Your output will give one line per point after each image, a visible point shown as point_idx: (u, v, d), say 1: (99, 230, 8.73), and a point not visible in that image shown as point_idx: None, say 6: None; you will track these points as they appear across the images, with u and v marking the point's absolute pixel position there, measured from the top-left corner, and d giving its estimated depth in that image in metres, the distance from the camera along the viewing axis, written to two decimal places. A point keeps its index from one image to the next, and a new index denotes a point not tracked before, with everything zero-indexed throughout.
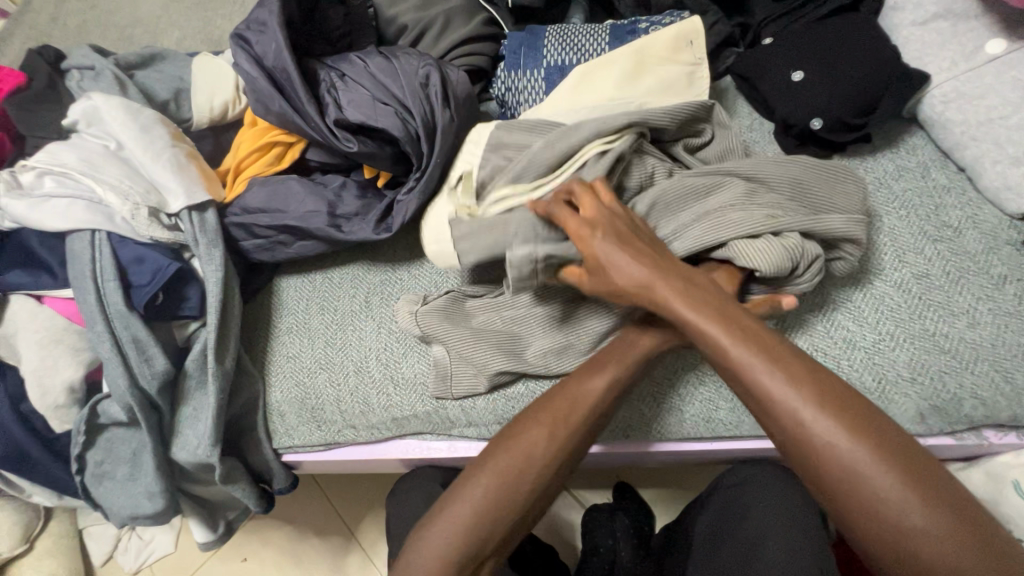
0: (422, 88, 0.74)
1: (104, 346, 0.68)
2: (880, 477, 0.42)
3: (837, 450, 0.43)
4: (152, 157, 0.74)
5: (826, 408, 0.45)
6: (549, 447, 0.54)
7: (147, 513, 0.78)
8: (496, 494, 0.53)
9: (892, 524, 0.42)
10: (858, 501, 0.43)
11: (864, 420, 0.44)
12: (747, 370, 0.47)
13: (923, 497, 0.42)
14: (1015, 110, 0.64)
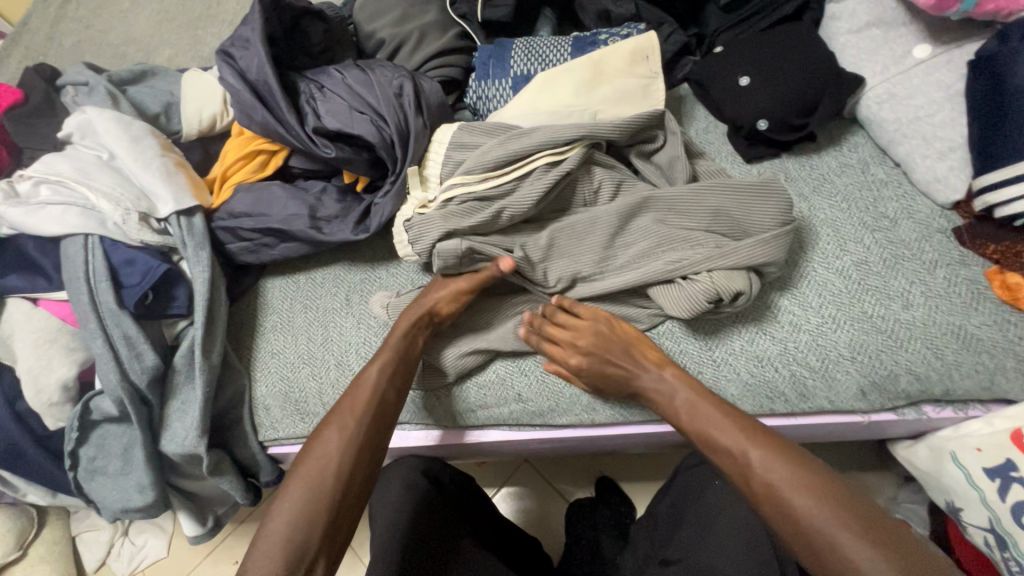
0: (396, 97, 0.79)
1: (97, 343, 0.72)
2: (803, 496, 0.52)
3: (768, 473, 0.54)
4: (143, 165, 0.79)
5: (758, 442, 0.57)
6: (341, 442, 0.61)
7: (138, 506, 0.81)
8: (300, 500, 0.57)
9: (816, 541, 0.50)
10: (789, 518, 0.52)
11: (792, 453, 0.55)
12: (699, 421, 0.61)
13: (837, 510, 0.51)
14: (939, 109, 0.69)
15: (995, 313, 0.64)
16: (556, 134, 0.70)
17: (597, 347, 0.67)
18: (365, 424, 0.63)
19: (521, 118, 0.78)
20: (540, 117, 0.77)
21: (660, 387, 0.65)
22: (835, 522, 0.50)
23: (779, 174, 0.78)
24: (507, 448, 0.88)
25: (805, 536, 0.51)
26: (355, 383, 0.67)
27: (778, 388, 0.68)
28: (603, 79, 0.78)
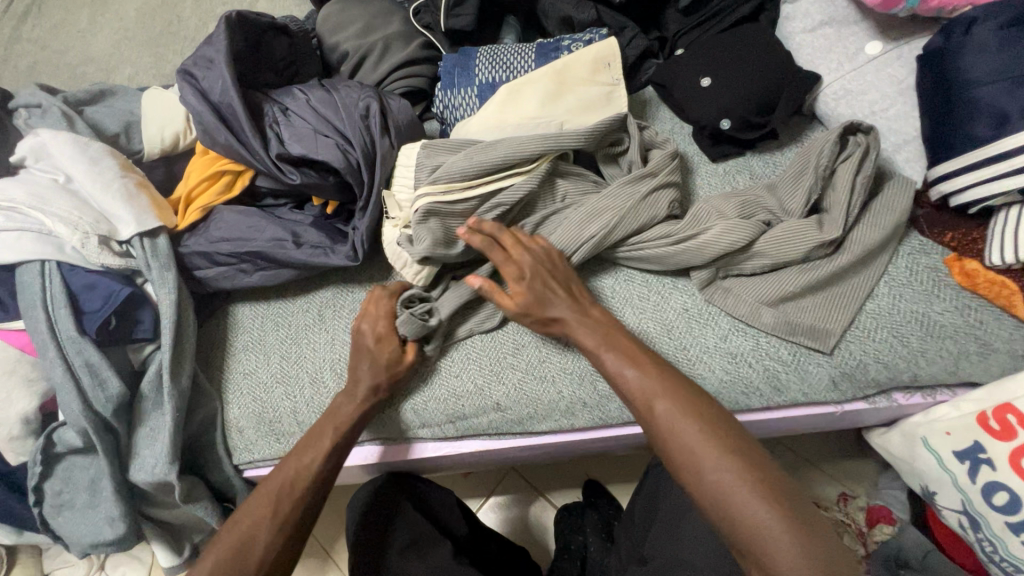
0: (362, 119, 0.78)
1: (57, 372, 0.70)
2: (703, 450, 0.53)
3: (676, 433, 0.55)
4: (101, 187, 0.77)
5: (675, 409, 0.56)
6: (272, 524, 0.61)
7: (108, 540, 0.78)
8: (220, 568, 0.58)
9: (727, 510, 0.51)
10: (685, 459, 0.54)
11: (713, 417, 0.56)
12: (618, 364, 0.61)
13: (756, 488, 0.50)
14: (893, 103, 0.72)
15: (956, 299, 0.66)
16: (518, 153, 0.71)
17: (546, 272, 0.67)
18: (297, 497, 0.63)
19: (489, 134, 0.78)
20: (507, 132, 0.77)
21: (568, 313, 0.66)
22: (742, 487, 0.51)
23: (743, 172, 0.79)
24: (489, 458, 0.88)
25: (700, 481, 0.53)
26: (305, 442, 0.67)
27: (753, 382, 0.68)
28: (566, 87, 0.78)
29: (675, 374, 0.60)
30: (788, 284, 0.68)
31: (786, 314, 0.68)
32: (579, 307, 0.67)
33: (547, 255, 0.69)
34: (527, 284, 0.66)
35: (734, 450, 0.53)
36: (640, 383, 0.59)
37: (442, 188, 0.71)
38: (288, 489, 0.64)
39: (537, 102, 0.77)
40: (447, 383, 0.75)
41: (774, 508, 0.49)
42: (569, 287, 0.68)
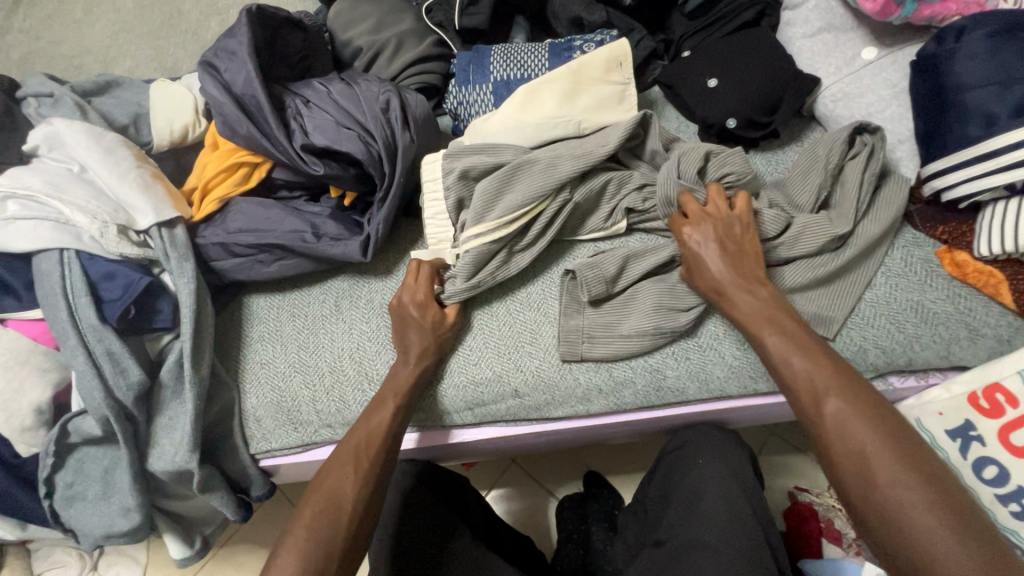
0: (383, 113, 0.80)
1: (77, 360, 0.69)
2: (878, 455, 0.53)
3: (841, 420, 0.56)
4: (118, 177, 0.77)
5: (841, 398, 0.57)
6: (355, 483, 0.63)
7: (122, 531, 0.78)
8: (313, 536, 0.59)
9: (883, 501, 0.52)
10: (849, 460, 0.55)
11: (885, 418, 0.56)
12: (785, 352, 0.62)
13: (924, 488, 0.51)
14: (888, 105, 0.77)
15: (947, 288, 0.70)
16: (544, 160, 0.75)
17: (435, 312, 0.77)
18: (376, 460, 0.66)
19: (509, 131, 0.80)
20: (529, 130, 0.80)
21: (723, 289, 0.67)
22: (905, 484, 0.51)
23: (748, 169, 0.83)
24: (501, 446, 0.90)
25: (866, 480, 0.53)
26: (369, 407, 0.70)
27: (759, 366, 0.72)
28: (581, 85, 0.81)
29: (850, 372, 0.60)
30: (795, 275, 0.71)
31: (792, 302, 0.71)
32: (758, 295, 0.66)
33: (744, 227, 0.70)
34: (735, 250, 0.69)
35: (900, 447, 0.54)
36: (807, 374, 0.60)
37: (489, 226, 0.73)
38: (365, 449, 0.66)
39: (554, 100, 0.80)
40: (466, 370, 0.77)
41: (933, 506, 0.50)
42: (755, 260, 0.69)
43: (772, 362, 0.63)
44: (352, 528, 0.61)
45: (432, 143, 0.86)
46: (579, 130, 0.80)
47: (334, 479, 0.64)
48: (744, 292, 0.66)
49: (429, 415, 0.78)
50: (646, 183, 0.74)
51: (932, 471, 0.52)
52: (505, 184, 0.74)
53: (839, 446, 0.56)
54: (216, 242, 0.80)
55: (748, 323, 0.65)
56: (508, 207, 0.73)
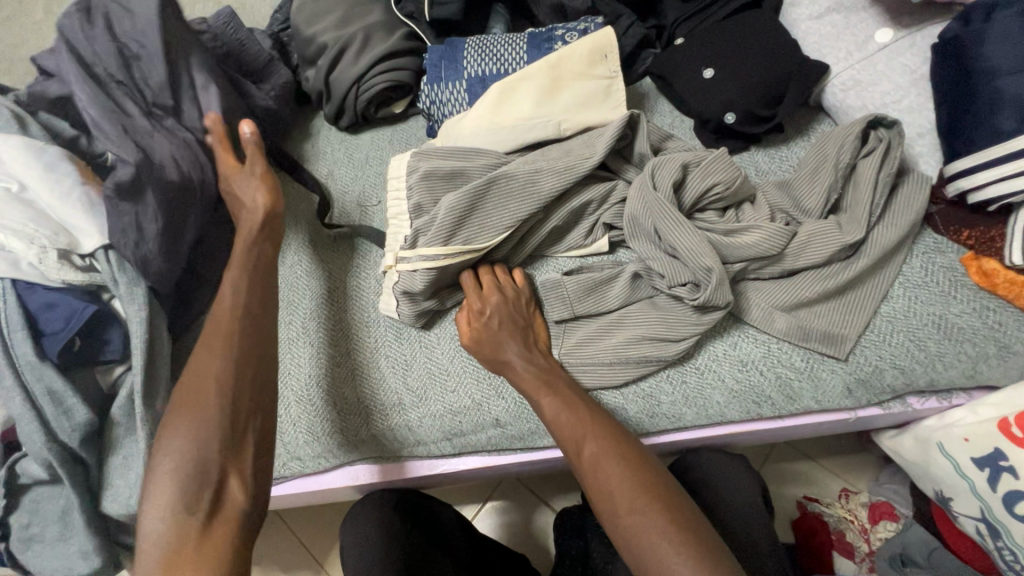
0: (137, 81, 0.73)
1: (17, 402, 0.64)
2: (620, 487, 0.53)
3: (597, 466, 0.55)
4: (58, 195, 0.70)
5: (599, 443, 0.57)
6: (220, 354, 0.55)
7: (82, 574, 0.73)
8: (183, 415, 0.52)
9: (638, 546, 0.50)
10: (606, 502, 0.54)
11: (641, 464, 0.55)
12: (555, 407, 0.60)
13: (673, 533, 0.50)
14: (906, 94, 0.69)
15: (974, 300, 0.63)
16: (523, 171, 0.68)
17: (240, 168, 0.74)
18: (236, 332, 0.57)
19: (483, 135, 0.74)
20: (506, 135, 0.73)
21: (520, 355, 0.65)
22: (659, 534, 0.50)
23: (748, 168, 0.76)
24: (488, 473, 0.83)
25: (617, 524, 0.52)
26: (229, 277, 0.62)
27: (764, 391, 0.65)
28: (560, 82, 0.74)
29: (610, 420, 0.60)
30: (803, 290, 0.64)
31: (799, 320, 0.64)
32: (533, 358, 0.65)
33: (524, 301, 0.70)
34: (489, 318, 0.66)
35: (665, 502, 0.52)
36: (569, 424, 0.59)
37: (447, 248, 0.66)
38: (218, 327, 0.57)
39: (532, 99, 0.74)
40: (443, 399, 0.71)
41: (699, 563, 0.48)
42: (531, 333, 0.68)
43: (545, 415, 0.61)
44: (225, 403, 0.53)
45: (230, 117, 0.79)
46: (558, 132, 0.73)
47: (196, 365, 0.55)
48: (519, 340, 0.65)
49: (393, 446, 0.73)
50: (634, 191, 0.67)
51: (705, 535, 0.51)
52: (473, 199, 0.67)
53: (598, 490, 0.54)
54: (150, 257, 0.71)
55: (523, 383, 0.63)
56: (479, 229, 0.67)
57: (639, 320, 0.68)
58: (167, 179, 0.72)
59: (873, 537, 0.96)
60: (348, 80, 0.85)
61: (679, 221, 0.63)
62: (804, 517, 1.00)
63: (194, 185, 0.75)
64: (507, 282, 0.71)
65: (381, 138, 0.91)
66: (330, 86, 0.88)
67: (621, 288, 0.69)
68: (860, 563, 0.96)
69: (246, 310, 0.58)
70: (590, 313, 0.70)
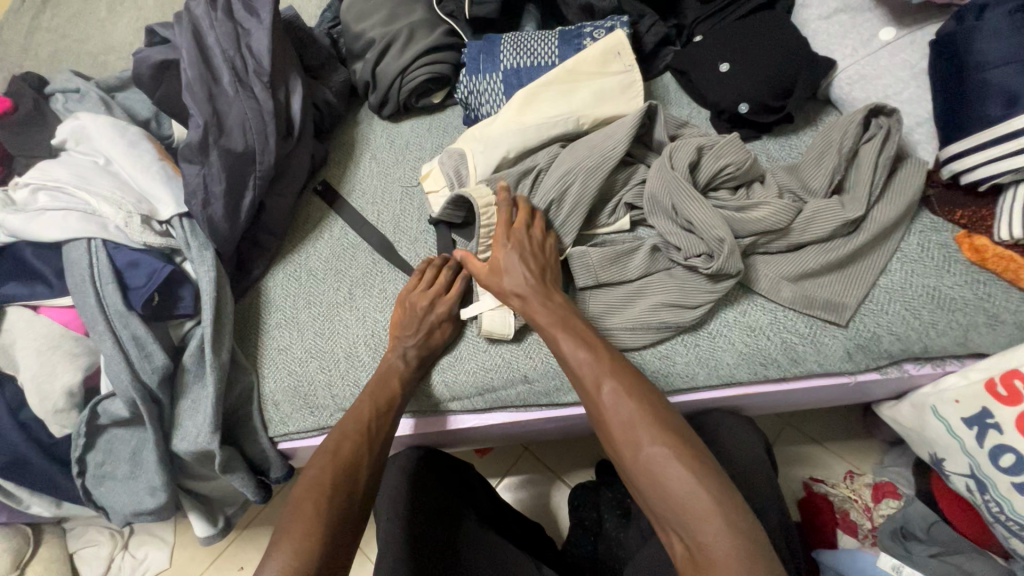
0: (237, 57, 0.82)
1: (106, 345, 0.72)
2: (636, 419, 0.57)
3: (614, 404, 0.59)
4: (143, 169, 0.81)
5: (617, 382, 0.60)
6: (370, 456, 0.67)
7: (149, 509, 0.81)
8: (332, 488, 0.60)
9: (650, 474, 0.54)
10: (621, 433, 0.58)
11: (655, 402, 0.59)
12: (572, 347, 0.64)
13: (684, 463, 0.53)
14: (906, 87, 0.75)
15: (965, 274, 0.69)
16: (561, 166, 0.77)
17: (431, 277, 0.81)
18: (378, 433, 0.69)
19: (512, 134, 0.81)
20: (530, 135, 0.80)
21: (542, 302, 0.69)
22: (674, 462, 0.53)
23: (761, 155, 0.83)
24: (511, 432, 0.91)
25: (634, 454, 0.56)
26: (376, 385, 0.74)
27: (770, 353, 0.71)
28: (582, 78, 0.83)
29: (625, 360, 0.64)
30: (809, 262, 0.71)
31: (805, 289, 0.71)
32: (547, 300, 0.69)
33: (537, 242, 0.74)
34: (503, 264, 0.72)
35: (677, 433, 0.56)
36: (587, 364, 0.63)
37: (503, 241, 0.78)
38: (377, 426, 0.70)
39: (560, 94, 0.82)
40: (475, 357, 0.79)
41: (718, 494, 0.51)
42: (549, 275, 0.72)
43: (561, 352, 0.65)
44: (366, 501, 0.63)
45: (300, 102, 0.87)
46: (578, 126, 0.81)
47: (345, 449, 0.66)
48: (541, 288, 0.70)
49: (429, 401, 0.80)
50: (654, 170, 0.74)
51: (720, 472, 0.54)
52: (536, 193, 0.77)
53: (615, 423, 0.59)
54: (206, 216, 0.78)
55: (540, 322, 0.68)
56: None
57: (657, 290, 0.74)
58: (231, 147, 0.79)
59: (875, 515, 1.01)
60: (393, 71, 0.94)
61: (694, 197, 0.70)
62: (809, 497, 1.04)
63: (254, 155, 0.80)
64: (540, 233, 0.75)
65: (421, 125, 0.99)
66: (376, 77, 0.96)
67: (642, 260, 0.76)
68: (863, 539, 1.00)
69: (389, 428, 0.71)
70: (612, 282, 0.76)
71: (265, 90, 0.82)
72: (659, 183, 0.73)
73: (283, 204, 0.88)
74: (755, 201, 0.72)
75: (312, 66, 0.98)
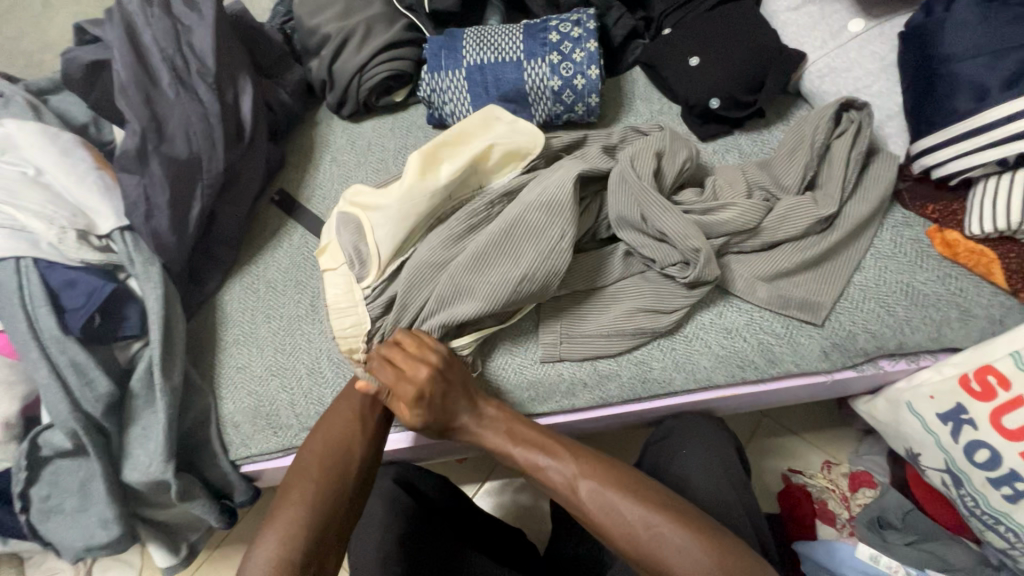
0: (178, 57, 0.76)
1: (42, 374, 0.68)
2: (626, 509, 0.56)
3: (601, 503, 0.57)
4: (78, 180, 0.74)
5: (594, 479, 0.58)
6: (362, 435, 0.64)
7: (102, 543, 0.76)
8: (324, 474, 0.59)
9: (660, 556, 0.53)
10: (619, 529, 0.55)
11: (634, 484, 0.58)
12: (533, 457, 0.61)
13: (688, 531, 0.53)
14: (876, 80, 0.74)
15: (938, 269, 0.68)
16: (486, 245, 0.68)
17: None
18: (375, 413, 0.66)
19: (412, 202, 0.71)
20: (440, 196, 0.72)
21: (480, 424, 0.65)
22: (676, 536, 0.53)
23: (733, 151, 0.81)
24: (486, 443, 0.88)
25: (635, 543, 0.54)
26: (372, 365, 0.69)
27: (747, 355, 0.70)
28: (452, 138, 0.74)
29: (589, 449, 0.62)
30: (783, 261, 0.69)
31: (779, 289, 0.69)
32: (480, 422, 0.65)
33: (451, 363, 0.66)
34: (431, 397, 0.62)
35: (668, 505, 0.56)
36: (558, 474, 0.60)
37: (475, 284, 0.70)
38: (371, 406, 0.66)
39: (456, 157, 0.73)
40: None
41: (723, 554, 0.52)
42: (472, 390, 0.66)
43: (523, 468, 0.62)
44: (356, 492, 0.60)
45: (249, 105, 0.81)
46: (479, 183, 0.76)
47: (338, 431, 0.63)
48: (471, 420, 0.64)
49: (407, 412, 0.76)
50: (613, 183, 0.71)
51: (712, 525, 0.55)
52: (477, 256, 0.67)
53: (608, 517, 0.56)
54: (149, 230, 0.72)
55: (489, 443, 0.64)
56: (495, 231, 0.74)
57: (632, 294, 0.72)
58: (174, 155, 0.73)
59: (853, 504, 1.01)
60: (351, 69, 0.89)
61: (663, 204, 0.68)
62: (789, 487, 1.03)
63: (200, 163, 0.75)
64: (430, 355, 0.64)
65: (383, 125, 0.94)
66: (334, 75, 0.91)
67: (617, 263, 0.73)
68: (841, 529, 0.99)
69: (385, 411, 0.67)
70: (587, 288, 0.74)
71: (210, 91, 0.76)
72: (625, 190, 0.70)
73: (236, 213, 0.82)
74: (721, 203, 0.70)
75: (264, 65, 0.93)
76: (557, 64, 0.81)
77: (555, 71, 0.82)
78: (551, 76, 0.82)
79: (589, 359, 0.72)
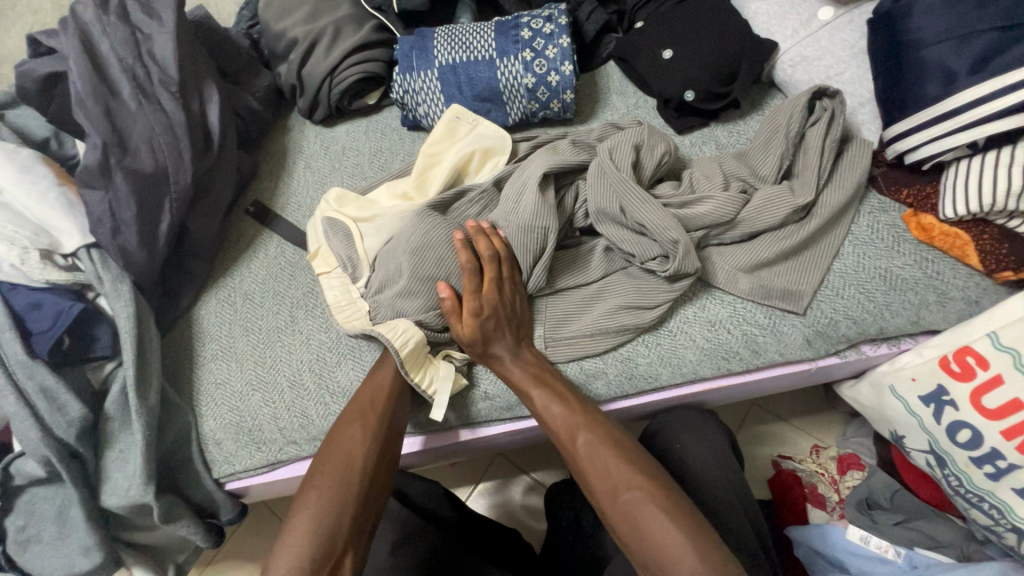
0: (138, 67, 0.74)
1: (10, 401, 0.65)
2: (615, 466, 0.56)
3: (590, 458, 0.58)
4: (39, 198, 0.72)
5: (593, 432, 0.59)
6: (365, 436, 0.62)
7: (83, 571, 0.73)
8: (326, 481, 0.58)
9: (634, 519, 0.53)
10: (601, 483, 0.56)
11: (628, 446, 0.58)
12: (545, 400, 0.63)
13: (663, 505, 0.53)
14: (847, 67, 0.74)
15: (915, 253, 0.69)
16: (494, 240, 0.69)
17: None
18: (384, 417, 0.64)
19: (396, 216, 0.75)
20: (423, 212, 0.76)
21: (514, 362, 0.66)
22: (654, 505, 0.53)
23: (709, 143, 0.81)
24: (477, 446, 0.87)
25: (613, 501, 0.55)
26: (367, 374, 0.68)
27: (732, 347, 0.70)
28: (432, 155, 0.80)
29: (595, 409, 0.63)
30: (764, 251, 0.69)
31: (761, 279, 0.69)
32: (519, 355, 0.67)
33: (518, 297, 0.69)
34: (485, 319, 0.66)
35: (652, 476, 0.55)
36: (562, 419, 0.61)
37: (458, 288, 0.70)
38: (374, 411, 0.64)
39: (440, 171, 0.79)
40: None
41: (698, 535, 0.51)
42: (524, 331, 0.69)
43: (535, 409, 0.63)
44: (361, 498, 0.58)
45: (216, 113, 0.79)
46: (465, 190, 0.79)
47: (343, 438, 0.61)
48: (529, 379, 0.64)
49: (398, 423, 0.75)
50: (591, 179, 0.70)
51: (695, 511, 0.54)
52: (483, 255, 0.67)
53: (594, 469, 0.57)
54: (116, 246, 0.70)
55: (514, 380, 0.65)
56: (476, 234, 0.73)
57: (616, 291, 0.71)
58: (140, 168, 0.71)
59: (841, 487, 1.01)
60: (321, 73, 0.87)
61: (643, 198, 0.67)
62: (780, 474, 1.04)
63: (168, 175, 0.73)
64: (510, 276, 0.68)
65: (357, 129, 0.92)
66: (304, 79, 0.89)
67: (599, 260, 0.73)
68: (832, 512, 0.99)
69: (391, 417, 0.64)
70: (572, 284, 0.73)
71: (174, 101, 0.74)
72: (605, 184, 0.69)
73: (209, 225, 0.80)
74: (699, 196, 0.70)
75: (230, 71, 0.90)
76: (530, 61, 0.80)
77: (529, 68, 0.81)
78: (524, 73, 0.81)
79: (577, 359, 0.71)
